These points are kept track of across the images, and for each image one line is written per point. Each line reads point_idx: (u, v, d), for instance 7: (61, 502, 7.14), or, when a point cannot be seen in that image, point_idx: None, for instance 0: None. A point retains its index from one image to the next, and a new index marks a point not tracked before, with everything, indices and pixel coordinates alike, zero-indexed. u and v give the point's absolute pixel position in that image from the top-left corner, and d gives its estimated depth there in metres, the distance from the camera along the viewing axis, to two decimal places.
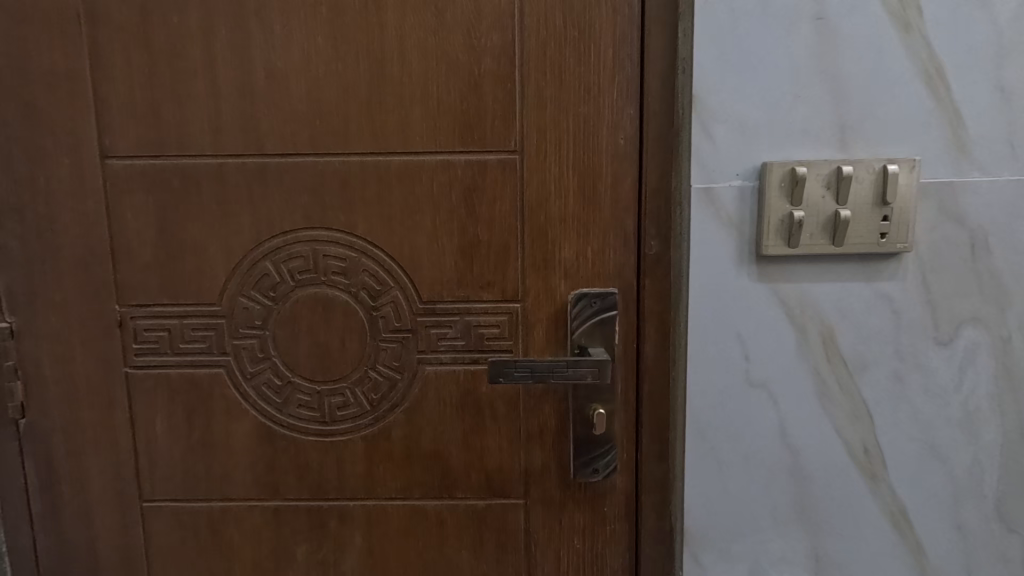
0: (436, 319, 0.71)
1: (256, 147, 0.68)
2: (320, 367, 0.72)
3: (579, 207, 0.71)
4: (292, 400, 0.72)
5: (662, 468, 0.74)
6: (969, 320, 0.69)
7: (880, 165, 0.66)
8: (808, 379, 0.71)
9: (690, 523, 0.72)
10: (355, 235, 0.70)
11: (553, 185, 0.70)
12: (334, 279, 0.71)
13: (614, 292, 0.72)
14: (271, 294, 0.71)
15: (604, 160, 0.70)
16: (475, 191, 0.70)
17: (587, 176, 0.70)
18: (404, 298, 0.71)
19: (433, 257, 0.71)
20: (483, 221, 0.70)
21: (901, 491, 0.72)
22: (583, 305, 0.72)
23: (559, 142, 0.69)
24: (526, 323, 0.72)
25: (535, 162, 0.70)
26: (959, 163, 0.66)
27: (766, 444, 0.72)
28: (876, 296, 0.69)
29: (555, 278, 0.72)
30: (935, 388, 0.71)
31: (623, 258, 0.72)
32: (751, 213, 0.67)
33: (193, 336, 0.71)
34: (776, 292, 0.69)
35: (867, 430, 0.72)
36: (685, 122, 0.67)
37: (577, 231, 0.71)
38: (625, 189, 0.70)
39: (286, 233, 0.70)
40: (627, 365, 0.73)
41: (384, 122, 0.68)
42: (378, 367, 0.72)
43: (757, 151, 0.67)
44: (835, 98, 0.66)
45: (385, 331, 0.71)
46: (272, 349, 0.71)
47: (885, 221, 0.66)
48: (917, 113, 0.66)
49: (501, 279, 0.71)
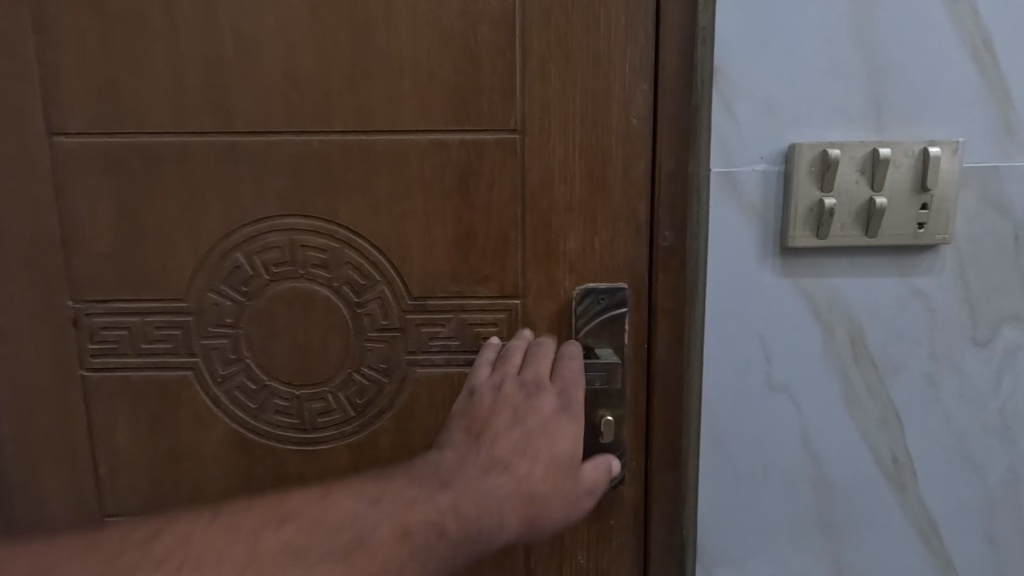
0: (428, 317, 0.65)
1: (224, 123, 0.61)
2: (299, 370, 0.65)
3: (588, 192, 0.64)
4: (268, 405, 0.65)
5: (674, 479, 0.68)
6: (1010, 318, 0.63)
7: (920, 147, 0.59)
8: (834, 382, 0.65)
9: (704, 537, 0.67)
10: (337, 223, 0.63)
11: (557, 168, 0.63)
12: (314, 272, 0.64)
13: (624, 288, 0.65)
14: (244, 289, 0.64)
15: (614, 140, 0.63)
16: (471, 175, 0.63)
17: (597, 158, 0.63)
18: (392, 293, 0.64)
19: (424, 248, 0.64)
20: (481, 208, 0.63)
21: (931, 504, 0.67)
22: (589, 301, 0.65)
23: (565, 120, 0.62)
24: (526, 321, 0.66)
25: (540, 142, 0.63)
26: (1005, 146, 0.60)
27: (787, 453, 0.66)
28: (909, 293, 0.63)
29: (559, 271, 0.65)
30: (970, 392, 0.65)
31: (635, 250, 0.65)
32: (776, 200, 0.61)
33: (156, 335, 0.64)
34: (801, 287, 0.63)
35: (896, 437, 0.66)
36: (704, 99, 0.61)
37: (584, 219, 0.64)
38: (638, 172, 0.64)
39: (259, 221, 0.63)
40: (637, 367, 0.67)
41: (370, 96, 0.61)
42: (364, 369, 0.65)
43: (784, 131, 0.60)
44: (870, 72, 0.59)
45: (371, 329, 0.65)
46: (245, 350, 0.64)
47: (923, 209, 0.60)
48: (961, 90, 0.60)
49: (500, 272, 0.64)
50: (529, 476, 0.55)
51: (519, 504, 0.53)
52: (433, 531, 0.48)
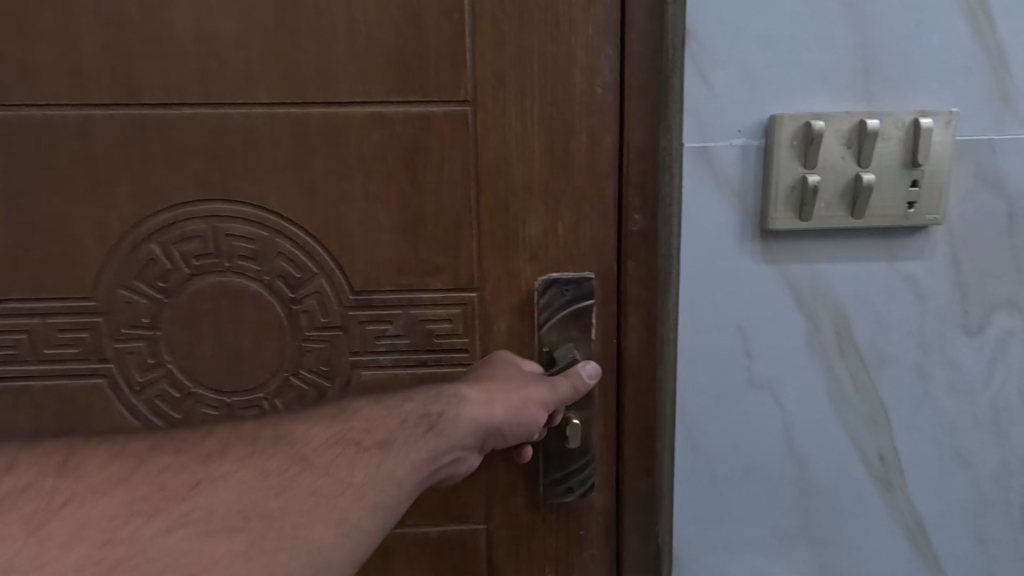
0: (372, 313, 0.58)
1: (126, 94, 0.53)
2: (228, 376, 0.58)
3: (549, 172, 0.57)
4: (194, 415, 0.58)
5: (649, 483, 0.63)
6: (1003, 304, 0.59)
7: (911, 118, 0.54)
8: (818, 376, 0.60)
9: (680, 545, 0.62)
10: (265, 208, 0.56)
11: (515, 144, 0.56)
12: (242, 264, 0.56)
13: (590, 277, 0.59)
14: (161, 284, 0.56)
15: (577, 112, 0.57)
16: (417, 152, 0.56)
17: (558, 133, 0.57)
18: (331, 286, 0.57)
19: (366, 235, 0.57)
20: (430, 190, 0.56)
21: (919, 504, 0.63)
22: (552, 293, 0.59)
23: (521, 89, 0.56)
24: (484, 316, 0.59)
25: (493, 115, 0.56)
26: (1001, 118, 0.55)
27: (769, 453, 0.61)
28: (898, 278, 0.58)
29: (518, 260, 0.59)
30: (961, 383, 0.61)
31: (602, 235, 0.59)
32: (755, 178, 0.55)
33: (61, 338, 0.56)
34: (784, 273, 0.57)
35: (884, 435, 0.62)
36: (676, 66, 0.55)
37: (545, 202, 0.58)
38: (604, 148, 0.57)
39: (176, 207, 0.55)
40: (606, 365, 0.62)
41: (297, 63, 0.54)
42: (303, 373, 0.58)
43: (764, 102, 0.54)
44: (857, 33, 0.54)
45: (310, 328, 0.58)
46: (166, 353, 0.57)
47: (913, 186, 0.55)
48: (955, 54, 0.54)
49: (452, 262, 0.58)
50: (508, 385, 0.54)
51: (505, 402, 0.53)
52: (407, 401, 0.50)
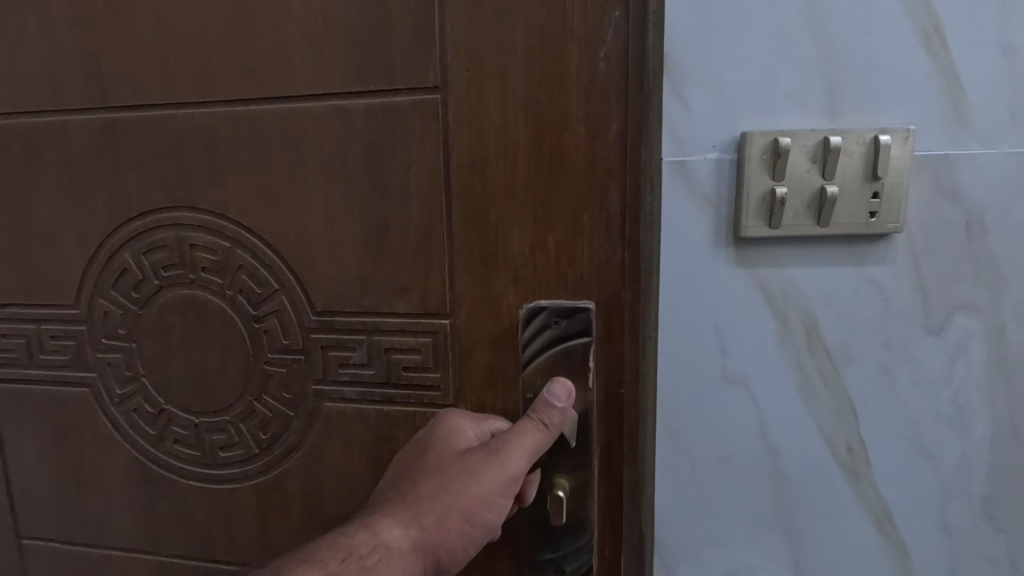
0: (336, 339, 0.68)
1: (174, 141, 0.68)
2: (194, 398, 0.73)
3: (535, 184, 0.61)
4: (167, 433, 0.74)
5: (634, 470, 0.66)
6: (962, 306, 0.64)
7: (871, 135, 0.59)
8: (789, 375, 0.65)
9: (662, 530, 0.68)
10: (225, 216, 0.68)
11: (497, 146, 0.61)
12: (206, 278, 0.71)
13: (591, 307, 0.63)
14: (135, 297, 0.73)
15: (562, 128, 0.60)
16: (401, 175, 0.63)
17: (546, 149, 0.60)
18: (287, 303, 0.69)
19: (329, 243, 0.66)
20: (411, 211, 0.63)
21: (886, 492, 0.67)
22: (536, 326, 0.64)
23: (503, 105, 0.60)
24: (457, 344, 0.66)
25: (468, 106, 0.61)
26: (957, 134, 0.60)
27: (744, 447, 0.66)
28: (864, 282, 0.63)
29: (499, 280, 0.64)
30: (924, 380, 0.65)
31: (603, 254, 0.62)
32: (727, 191, 0.60)
33: (56, 345, 0.76)
34: (755, 277, 0.62)
35: (851, 428, 0.66)
36: (656, 86, 0.58)
37: (531, 213, 0.62)
38: (595, 160, 0.60)
39: (143, 214, 0.70)
40: (598, 381, 0.65)
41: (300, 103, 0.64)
42: (264, 400, 0.71)
43: (735, 118, 0.59)
44: (821, 57, 0.58)
45: (270, 350, 0.70)
46: (138, 369, 0.74)
47: (874, 198, 0.60)
48: (912, 77, 0.59)
49: (422, 283, 0.65)
50: (446, 509, 0.58)
51: (439, 527, 0.58)
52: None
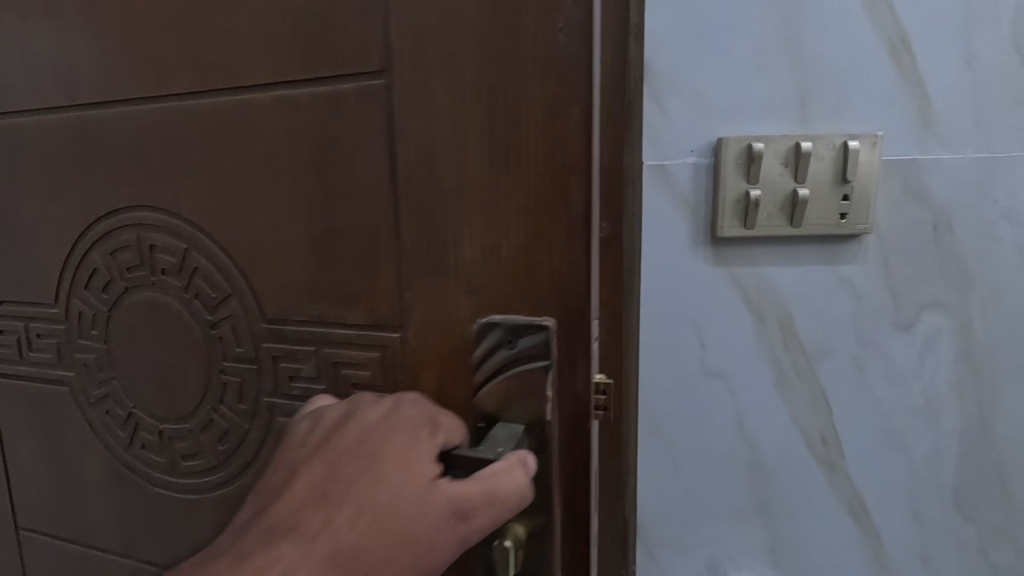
0: (285, 349, 0.57)
1: (104, 126, 0.60)
2: (158, 401, 0.65)
3: (488, 170, 0.45)
4: (136, 437, 0.68)
5: (617, 459, 0.70)
6: (931, 304, 0.66)
7: (841, 140, 0.62)
8: (766, 369, 0.68)
9: (643, 516, 0.71)
10: (179, 216, 0.59)
11: (443, 135, 0.46)
12: (165, 279, 0.62)
13: (547, 324, 0.46)
14: (105, 297, 0.66)
15: (522, 94, 0.43)
16: (331, 162, 0.49)
17: (500, 123, 0.44)
18: (239, 310, 0.58)
19: (277, 238, 0.54)
20: (352, 202, 0.49)
21: (860, 482, 0.70)
22: (490, 342, 0.47)
23: (443, 66, 0.45)
24: (403, 362, 0.51)
25: (416, 89, 0.46)
26: (924, 140, 0.63)
27: (723, 438, 0.69)
28: (836, 280, 0.66)
29: (446, 293, 0.48)
30: (895, 374, 0.68)
31: (568, 257, 0.45)
32: (705, 193, 0.64)
33: (39, 343, 0.73)
34: (731, 275, 0.65)
35: (826, 419, 0.69)
36: (636, 95, 0.63)
37: (486, 211, 0.46)
38: (558, 138, 0.43)
39: (109, 215, 0.63)
40: (557, 406, 0.46)
41: (220, 71, 0.53)
42: (222, 411, 0.61)
43: (712, 124, 0.62)
44: (794, 66, 0.62)
45: (227, 358, 0.60)
46: (110, 369, 0.68)
47: (845, 200, 0.63)
48: (881, 85, 0.62)
49: (370, 290, 0.51)
50: None
51: None
52: None
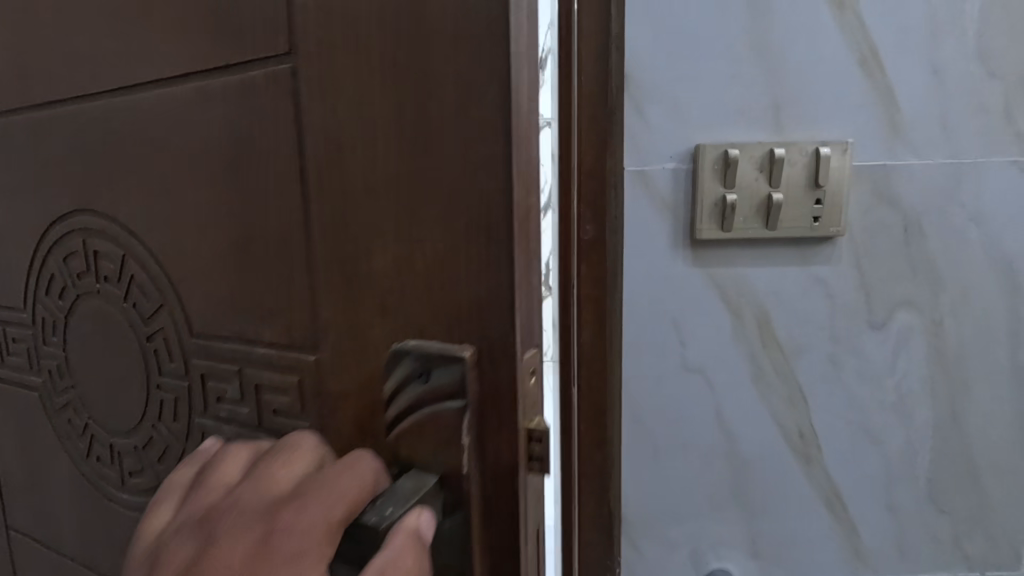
0: (211, 365, 0.45)
1: (22, 126, 0.53)
2: (112, 414, 0.56)
3: (392, 159, 0.32)
4: (91, 451, 0.59)
5: (601, 452, 0.72)
6: (902, 303, 0.69)
7: (813, 147, 0.65)
8: (745, 367, 0.70)
9: (627, 510, 0.74)
10: (112, 219, 0.48)
11: (348, 112, 0.33)
12: (109, 284, 0.52)
13: (463, 355, 0.32)
14: (63, 302, 0.58)
15: (436, 53, 0.30)
16: (229, 144, 0.38)
17: (409, 93, 0.31)
18: (170, 323, 0.47)
19: (197, 235, 0.42)
20: (247, 198, 0.38)
21: (836, 475, 0.73)
22: (404, 367, 0.34)
23: (343, 23, 0.32)
24: (322, 392, 0.38)
25: (318, 60, 0.33)
26: (893, 146, 0.66)
27: (702, 431, 0.72)
28: (810, 280, 0.69)
29: (365, 319, 0.35)
30: (869, 371, 0.71)
31: (484, 279, 0.31)
32: (684, 197, 0.67)
33: (14, 347, 0.67)
34: (710, 275, 0.68)
35: (802, 414, 0.72)
36: (617, 104, 0.65)
37: (388, 211, 0.33)
38: (469, 119, 0.30)
39: (60, 217, 0.54)
40: (479, 456, 0.33)
41: (114, 55, 0.43)
42: (162, 428, 0.51)
43: (690, 132, 0.65)
44: (768, 76, 0.65)
45: (162, 371, 0.49)
46: (69, 379, 0.59)
47: (818, 204, 0.66)
48: (850, 95, 0.65)
49: (270, 306, 0.39)
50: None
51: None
52: None
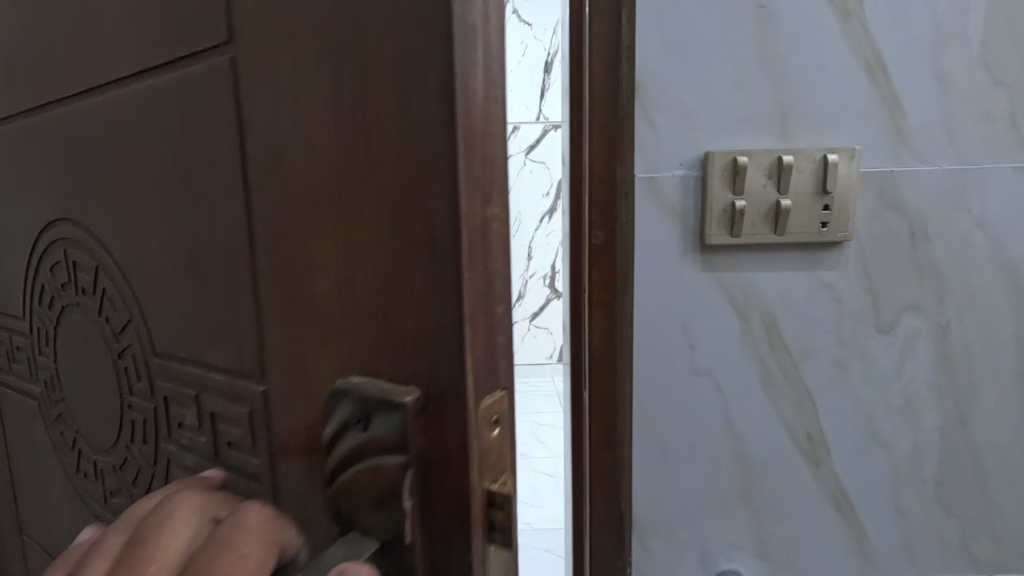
0: (173, 388, 0.42)
1: (11, 138, 0.53)
2: (92, 431, 0.55)
3: (334, 172, 0.29)
4: (79, 466, 0.58)
5: (611, 456, 0.74)
6: (909, 307, 0.70)
7: (821, 154, 0.66)
8: (753, 371, 0.71)
9: (637, 512, 0.75)
10: (87, 231, 0.47)
11: (289, 118, 0.29)
12: (86, 297, 0.51)
13: (405, 402, 0.28)
14: (52, 313, 0.57)
15: (371, 51, 0.26)
16: (182, 156, 0.35)
17: (345, 95, 0.27)
18: (136, 341, 0.45)
19: (158, 251, 0.40)
20: (200, 213, 0.35)
21: (845, 477, 0.74)
22: (345, 413, 0.30)
23: (281, 20, 0.29)
24: (274, 423, 0.35)
25: (259, 60, 0.30)
26: (900, 152, 0.67)
27: (711, 433, 0.73)
28: (818, 285, 0.70)
29: (312, 346, 0.32)
30: (876, 375, 0.72)
31: (433, 307, 0.27)
32: (693, 204, 0.68)
33: (15, 355, 0.67)
34: (719, 280, 0.69)
35: (811, 417, 0.73)
36: (628, 111, 0.67)
37: (331, 227, 0.29)
38: (410, 120, 0.26)
39: (46, 228, 0.53)
40: (424, 520, 0.29)
41: (90, 62, 0.41)
42: (133, 449, 0.49)
43: (699, 140, 0.67)
44: (775, 85, 0.66)
45: (132, 391, 0.47)
46: (60, 391, 0.58)
47: (825, 210, 0.67)
48: (857, 102, 0.66)
49: (226, 327, 0.36)
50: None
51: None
52: None
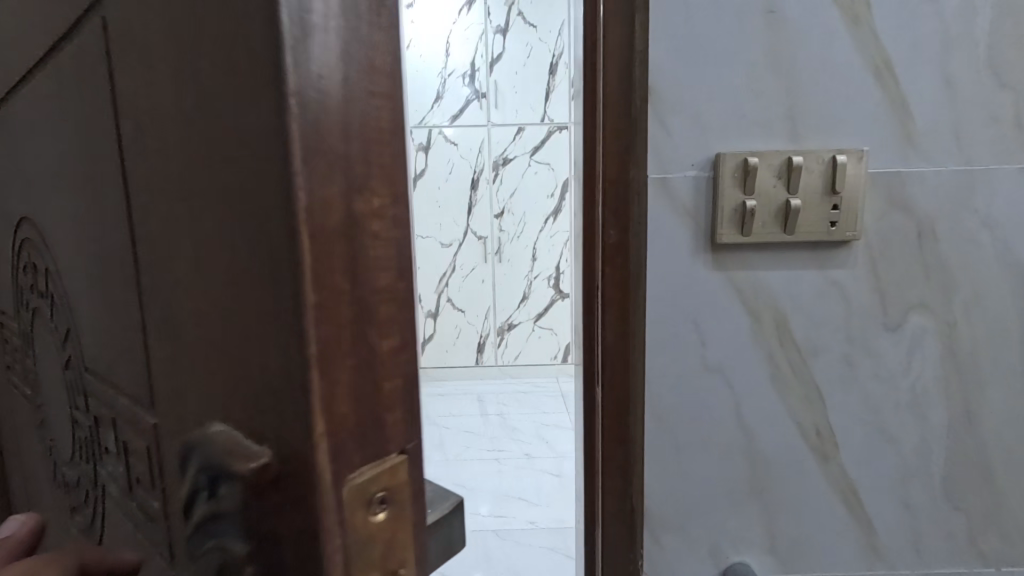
0: (100, 404, 0.41)
1: None
2: (59, 439, 0.55)
3: (187, 176, 0.25)
4: (54, 472, 0.59)
5: (625, 452, 0.75)
6: (916, 305, 0.71)
7: (830, 155, 0.68)
8: (763, 368, 0.73)
9: (649, 506, 0.76)
10: (35, 238, 0.46)
11: (151, 115, 0.26)
12: (40, 305, 0.50)
13: (261, 463, 0.23)
14: (25, 318, 0.57)
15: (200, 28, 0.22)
16: (92, 160, 0.33)
17: (185, 83, 0.23)
18: (75, 354, 0.44)
19: (81, 261, 0.38)
20: (103, 219, 0.33)
21: (854, 473, 0.75)
22: (207, 482, 0.26)
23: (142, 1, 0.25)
24: (167, 452, 0.32)
25: (127, 49, 0.27)
26: (907, 154, 0.68)
27: (720, 429, 0.74)
28: (827, 283, 0.71)
29: (188, 373, 0.28)
30: (883, 371, 0.73)
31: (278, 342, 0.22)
32: (705, 204, 0.69)
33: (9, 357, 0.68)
34: (730, 278, 0.71)
35: (820, 413, 0.74)
36: (641, 114, 0.68)
37: (188, 238, 0.26)
38: (238, 111, 0.21)
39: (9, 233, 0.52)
40: None
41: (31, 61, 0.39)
42: (83, 464, 0.49)
43: (711, 142, 0.68)
44: (785, 88, 0.67)
45: (77, 404, 0.47)
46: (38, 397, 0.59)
47: (834, 209, 0.68)
48: (865, 104, 0.68)
49: (133, 342, 0.33)
50: None
51: None
52: None
